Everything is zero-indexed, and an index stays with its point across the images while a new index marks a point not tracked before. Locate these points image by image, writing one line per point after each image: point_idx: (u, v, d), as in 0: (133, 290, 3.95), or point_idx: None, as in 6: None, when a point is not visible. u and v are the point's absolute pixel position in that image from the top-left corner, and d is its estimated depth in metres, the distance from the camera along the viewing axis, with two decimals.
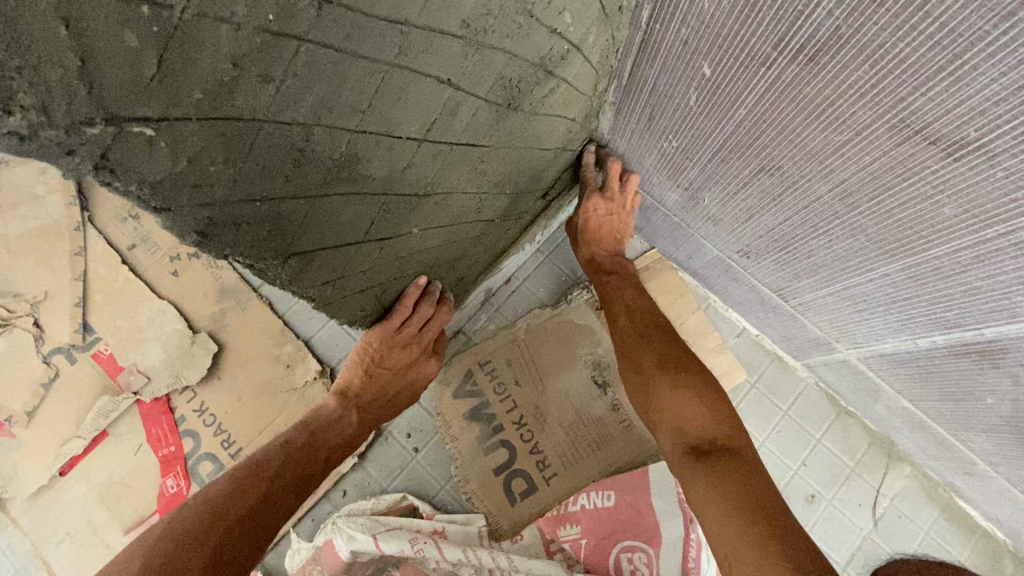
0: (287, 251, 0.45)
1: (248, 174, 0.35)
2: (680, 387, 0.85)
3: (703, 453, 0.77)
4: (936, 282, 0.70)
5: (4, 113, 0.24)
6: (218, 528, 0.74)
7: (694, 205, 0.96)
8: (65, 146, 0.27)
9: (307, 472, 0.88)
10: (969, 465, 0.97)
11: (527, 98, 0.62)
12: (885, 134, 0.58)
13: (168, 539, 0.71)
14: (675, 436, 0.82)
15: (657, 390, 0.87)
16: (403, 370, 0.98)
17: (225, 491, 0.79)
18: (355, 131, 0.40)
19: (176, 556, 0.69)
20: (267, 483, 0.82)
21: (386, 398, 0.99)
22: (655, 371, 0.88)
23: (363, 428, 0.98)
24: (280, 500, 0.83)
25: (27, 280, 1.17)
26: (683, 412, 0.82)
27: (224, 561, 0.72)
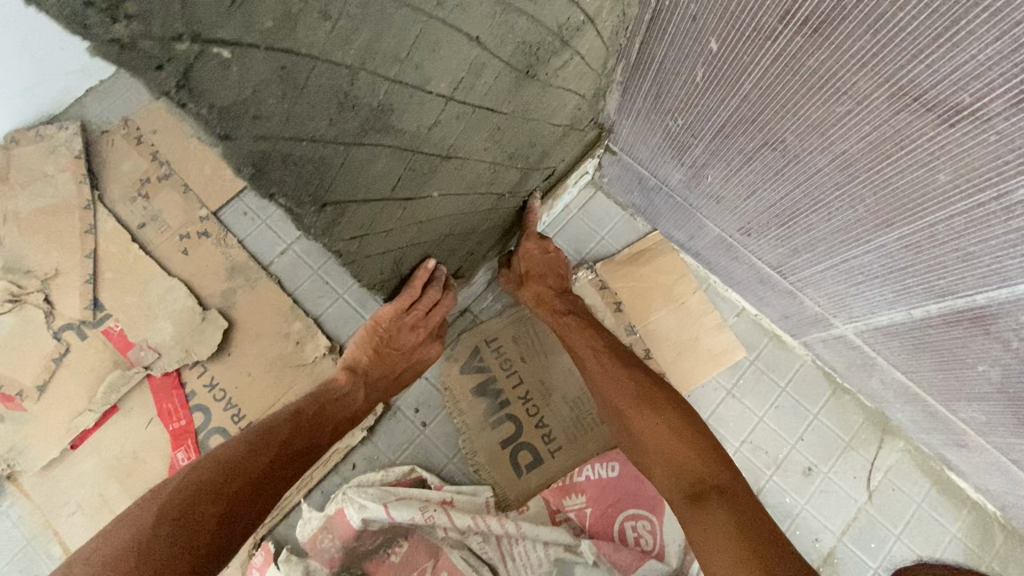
0: (324, 198, 0.47)
1: (298, 113, 0.37)
2: (662, 425, 0.86)
3: (699, 496, 0.78)
4: (931, 249, 0.73)
5: (109, 19, 0.26)
6: (232, 485, 0.76)
7: (697, 183, 0.99)
8: (156, 60, 0.29)
9: (315, 439, 0.90)
10: (961, 436, 1.01)
11: (544, 67, 0.65)
12: (885, 103, 0.61)
13: (183, 489, 0.73)
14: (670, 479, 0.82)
15: (642, 432, 0.87)
16: (410, 352, 0.99)
17: (241, 449, 0.81)
18: (393, 81, 0.43)
19: (192, 508, 0.72)
20: (278, 447, 0.84)
21: (392, 377, 1.01)
22: (636, 413, 0.88)
23: (369, 404, 1.00)
24: (287, 466, 0.84)
25: (37, 257, 1.19)
26: (670, 451, 0.84)
27: (235, 517, 0.74)
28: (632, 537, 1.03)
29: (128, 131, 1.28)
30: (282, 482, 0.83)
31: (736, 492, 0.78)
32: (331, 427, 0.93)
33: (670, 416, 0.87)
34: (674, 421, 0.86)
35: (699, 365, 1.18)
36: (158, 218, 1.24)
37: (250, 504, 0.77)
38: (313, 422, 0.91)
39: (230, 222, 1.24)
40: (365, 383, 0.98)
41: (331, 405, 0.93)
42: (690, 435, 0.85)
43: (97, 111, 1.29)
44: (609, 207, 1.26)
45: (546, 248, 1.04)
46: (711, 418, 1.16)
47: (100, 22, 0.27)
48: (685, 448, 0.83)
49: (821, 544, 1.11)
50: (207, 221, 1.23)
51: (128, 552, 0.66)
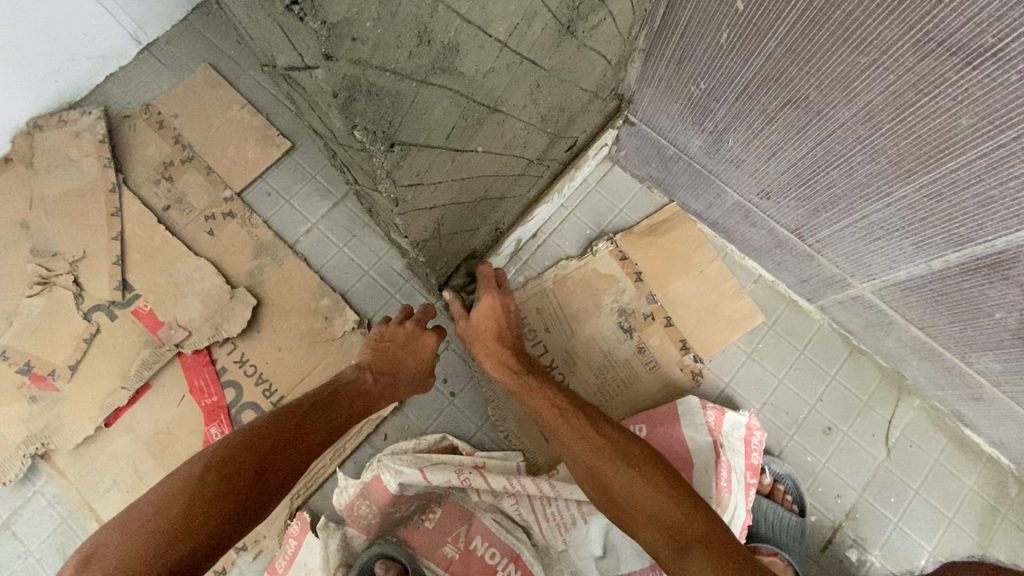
0: (393, 137, 0.49)
1: (387, 40, 0.39)
2: (634, 475, 0.77)
3: (687, 550, 0.68)
4: (951, 196, 0.76)
5: None
6: (263, 447, 0.73)
7: (717, 149, 1.02)
8: None
9: (335, 417, 0.83)
10: (977, 389, 1.04)
11: (582, 24, 0.67)
12: (909, 50, 0.64)
13: (220, 445, 0.71)
14: (653, 537, 0.72)
15: (615, 486, 0.78)
16: (407, 340, 0.97)
17: (268, 419, 0.77)
18: (463, 18, 0.45)
19: (231, 457, 0.70)
20: (303, 412, 0.80)
21: (395, 362, 0.95)
22: (607, 467, 0.79)
23: (381, 387, 0.91)
24: (316, 429, 0.80)
25: (65, 240, 1.20)
26: (646, 501, 0.75)
27: (269, 471, 0.71)
28: None
29: (150, 115, 1.29)
30: (312, 452, 0.78)
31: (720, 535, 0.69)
32: (348, 406, 0.85)
33: (641, 464, 0.79)
34: (645, 468, 0.78)
35: (718, 330, 1.20)
36: (183, 201, 1.26)
37: (282, 466, 0.73)
38: (329, 400, 0.84)
39: (255, 202, 1.26)
40: (367, 369, 0.92)
41: (343, 386, 0.88)
42: (661, 479, 0.77)
43: (119, 97, 1.31)
44: (626, 180, 1.29)
45: (504, 305, 0.98)
46: (732, 382, 1.20)
47: None
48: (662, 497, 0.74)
49: (842, 500, 1.14)
50: (232, 202, 1.25)
51: (167, 511, 0.63)
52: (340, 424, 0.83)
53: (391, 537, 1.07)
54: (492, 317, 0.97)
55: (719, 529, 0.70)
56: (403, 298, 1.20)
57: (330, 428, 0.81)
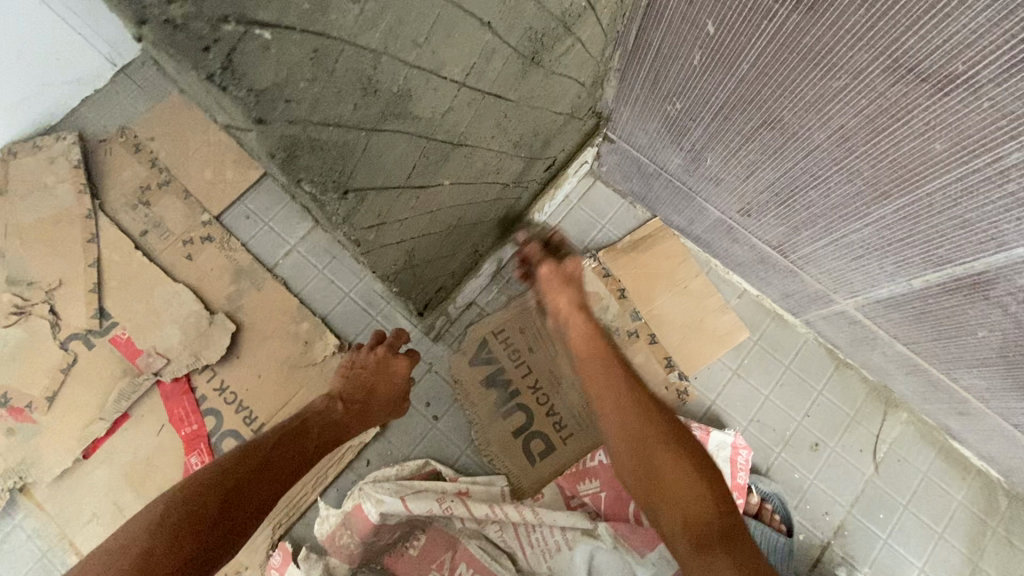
0: (346, 185, 0.48)
1: (325, 98, 0.38)
2: (679, 457, 0.75)
3: (710, 545, 0.69)
4: (928, 218, 0.75)
5: None
6: (228, 483, 0.71)
7: (696, 166, 1.01)
8: (202, 41, 0.29)
9: (301, 450, 0.82)
10: (964, 404, 1.03)
11: (548, 53, 0.66)
12: (880, 76, 0.63)
13: (184, 485, 0.69)
14: (676, 518, 0.72)
15: (655, 461, 0.75)
16: (379, 365, 0.94)
17: (232, 455, 0.75)
18: (411, 66, 0.44)
19: (195, 497, 0.68)
20: (267, 449, 0.78)
21: (366, 389, 0.92)
22: (656, 440, 0.76)
23: (352, 418, 0.89)
24: (283, 465, 0.78)
25: (41, 268, 1.18)
26: (686, 486, 0.72)
27: (235, 508, 0.70)
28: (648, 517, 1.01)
29: (126, 139, 1.28)
30: (279, 486, 0.76)
31: (743, 542, 0.70)
32: (315, 438, 0.84)
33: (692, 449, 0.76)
34: (692, 454, 0.76)
35: (703, 346, 1.20)
36: (160, 225, 1.24)
37: (249, 503, 0.72)
38: (295, 432, 0.83)
39: (233, 225, 1.24)
40: (339, 399, 0.90)
41: (311, 418, 0.86)
42: (704, 469, 0.75)
43: (94, 120, 1.29)
44: (608, 195, 1.28)
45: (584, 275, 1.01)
46: (719, 399, 1.18)
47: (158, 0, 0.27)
48: (701, 485, 0.72)
49: (831, 517, 1.13)
50: (210, 225, 1.23)
51: (129, 552, 0.62)
52: (308, 456, 0.82)
53: (374, 566, 1.04)
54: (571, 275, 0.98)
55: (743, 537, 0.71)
56: (384, 320, 1.19)
57: (297, 461, 0.80)
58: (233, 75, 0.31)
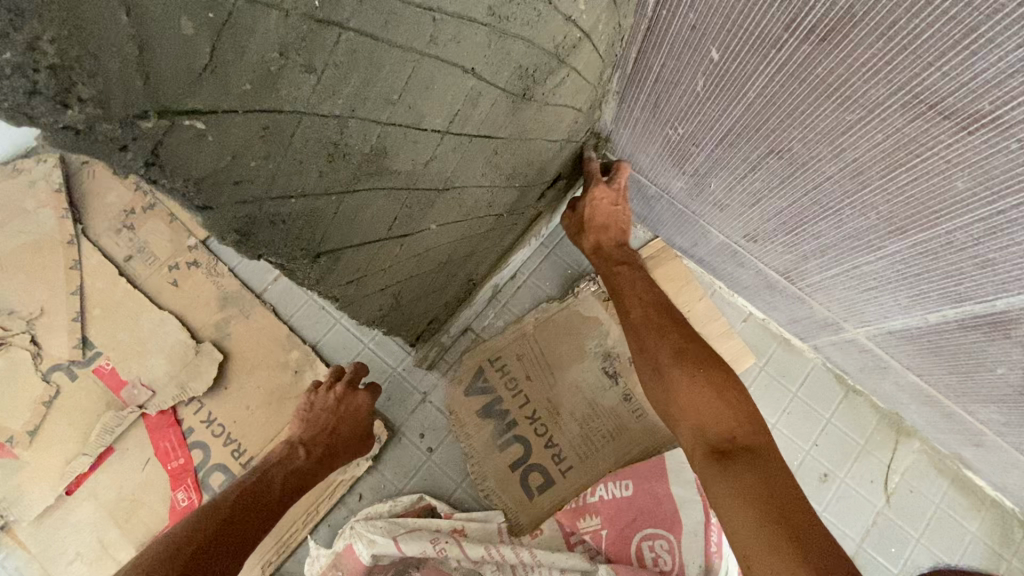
0: (317, 250, 0.44)
1: (283, 171, 0.34)
2: (703, 387, 0.72)
3: (726, 451, 0.65)
4: (948, 256, 0.70)
5: (61, 107, 0.24)
6: (189, 546, 0.72)
7: (699, 191, 0.96)
8: (118, 142, 0.26)
9: (267, 501, 0.85)
10: (979, 436, 0.98)
11: (541, 87, 0.61)
12: (898, 111, 0.58)
13: (141, 560, 0.71)
14: (695, 436, 0.70)
15: (673, 382, 0.75)
16: (338, 403, 0.99)
17: (192, 519, 0.77)
18: (385, 124, 0.40)
19: (158, 566, 0.69)
20: (228, 507, 0.80)
21: (329, 430, 0.96)
22: (673, 371, 0.76)
23: (316, 461, 0.93)
24: (246, 521, 0.81)
25: (21, 296, 1.15)
26: (704, 411, 0.71)
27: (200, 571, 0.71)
28: (650, 558, 1.00)
29: None
30: (244, 544, 0.79)
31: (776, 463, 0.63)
32: (280, 487, 0.88)
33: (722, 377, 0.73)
34: (721, 383, 0.73)
35: None
36: (145, 250, 1.20)
37: (213, 564, 0.73)
38: (259, 483, 0.87)
39: (220, 249, 1.20)
40: (301, 444, 0.94)
41: (275, 467, 0.90)
42: (735, 396, 0.71)
43: None
44: None
45: (613, 200, 0.97)
46: None
47: (50, 111, 0.24)
48: (721, 410, 0.70)
49: None
50: (196, 250, 1.19)
51: None
52: (274, 506, 0.86)
53: None
54: (599, 211, 0.98)
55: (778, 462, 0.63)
56: (376, 348, 1.14)
57: (263, 513, 0.84)
58: (162, 168, 0.29)
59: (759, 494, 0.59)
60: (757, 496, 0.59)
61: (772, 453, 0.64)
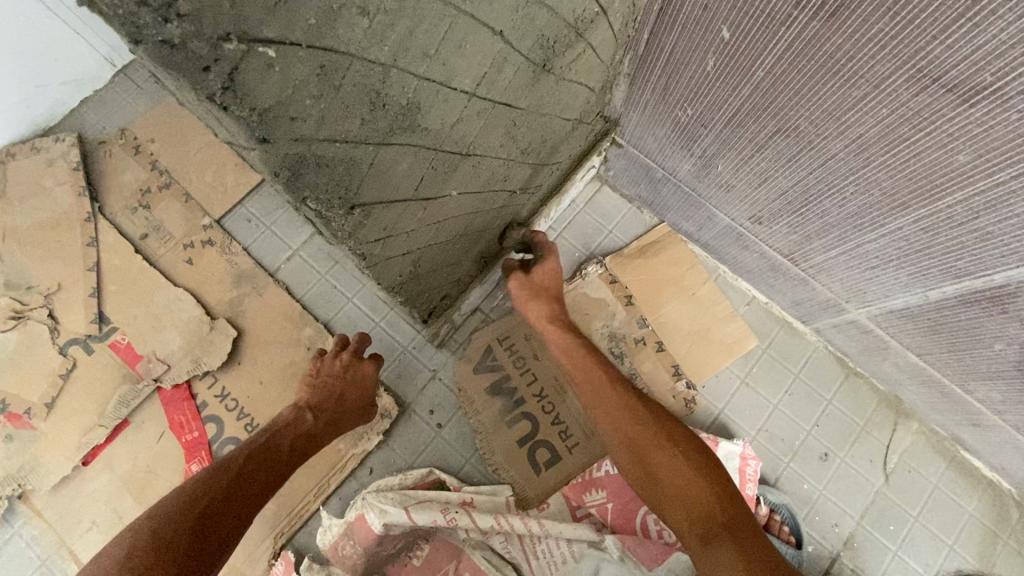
0: (353, 200, 0.47)
1: (332, 114, 0.37)
2: (683, 466, 0.75)
3: (712, 536, 0.69)
4: (948, 231, 0.73)
5: (164, 21, 0.27)
6: (199, 506, 0.76)
7: (706, 173, 0.99)
8: (203, 62, 0.29)
9: (274, 463, 0.87)
10: (976, 416, 1.01)
11: (559, 60, 0.64)
12: (903, 86, 0.61)
13: (151, 515, 0.74)
14: (680, 517, 0.73)
15: (654, 464, 0.77)
16: (345, 371, 0.99)
17: (201, 477, 0.80)
18: (421, 79, 0.42)
19: (165, 524, 0.72)
20: (235, 470, 0.83)
21: (335, 396, 0.97)
22: (652, 449, 0.78)
23: (322, 425, 0.95)
24: (252, 482, 0.83)
25: (39, 272, 1.17)
26: (686, 492, 0.73)
27: (207, 529, 0.74)
28: (655, 530, 1.02)
29: (126, 140, 1.26)
30: (249, 502, 0.82)
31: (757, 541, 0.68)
32: (287, 450, 0.90)
33: (697, 459, 0.76)
34: (696, 459, 0.76)
35: (711, 355, 1.18)
36: (161, 228, 1.22)
37: (222, 524, 0.76)
38: (267, 446, 0.89)
39: (234, 229, 1.23)
40: (308, 408, 0.95)
41: (283, 430, 0.92)
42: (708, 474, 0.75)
43: (94, 121, 1.27)
44: (615, 201, 1.26)
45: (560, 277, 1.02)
46: (727, 409, 1.18)
47: (155, 22, 0.27)
48: (702, 490, 0.73)
49: (840, 529, 1.12)
50: (210, 229, 1.22)
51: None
52: (281, 467, 0.88)
53: None
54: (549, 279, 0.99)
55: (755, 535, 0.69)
56: (387, 327, 1.17)
57: (269, 474, 0.86)
58: (235, 94, 0.31)
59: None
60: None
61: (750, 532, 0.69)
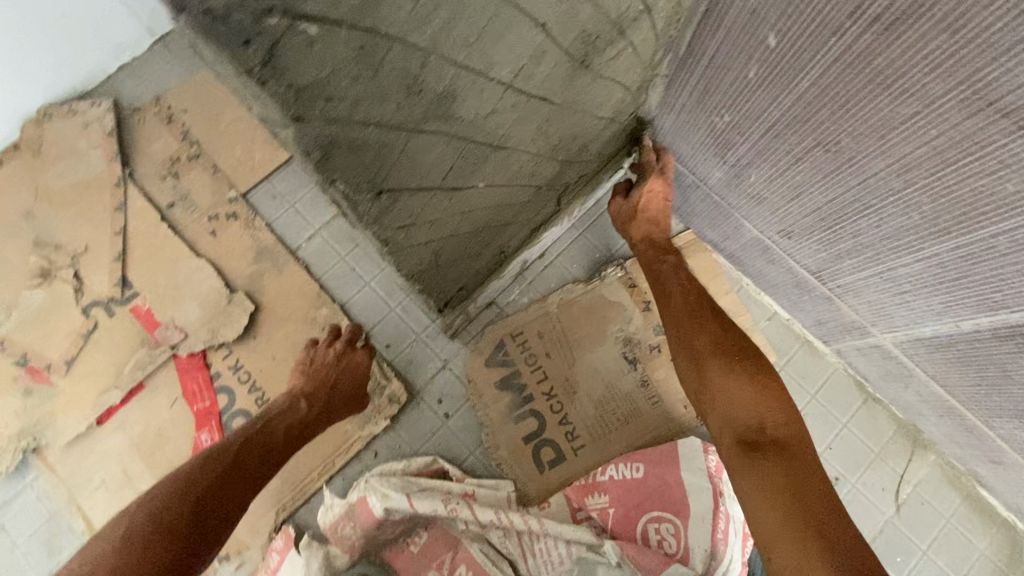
0: (380, 186, 0.46)
1: (368, 97, 0.36)
2: (739, 380, 0.78)
3: (756, 445, 0.70)
4: (989, 261, 0.70)
5: None
6: (195, 492, 0.71)
7: (738, 182, 0.96)
8: (245, 36, 0.29)
9: (269, 450, 0.84)
10: (997, 453, 0.98)
11: (599, 57, 0.62)
12: (956, 107, 0.58)
13: (145, 503, 0.69)
14: (722, 422, 0.76)
15: (712, 378, 0.80)
16: (338, 359, 0.98)
17: (196, 462, 0.76)
18: (460, 67, 0.41)
19: (160, 511, 0.68)
20: (232, 453, 0.78)
21: (330, 384, 0.94)
22: (710, 362, 0.81)
23: (317, 413, 0.91)
24: (247, 469, 0.79)
25: (69, 233, 1.19)
26: (738, 403, 0.76)
27: (206, 518, 0.71)
28: (655, 540, 1.00)
29: (160, 109, 1.28)
30: (249, 488, 0.78)
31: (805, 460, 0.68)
32: (282, 437, 0.86)
33: (762, 381, 0.77)
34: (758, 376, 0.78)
35: None
36: (188, 198, 1.24)
37: (221, 510, 0.72)
38: (262, 433, 0.85)
39: (260, 204, 1.23)
40: (302, 396, 0.92)
41: (276, 417, 0.88)
42: (769, 387, 0.76)
43: (131, 89, 1.29)
44: None
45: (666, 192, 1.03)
46: None
47: None
48: (753, 402, 0.75)
49: None
50: (236, 203, 1.23)
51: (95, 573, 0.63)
52: (276, 455, 0.84)
53: (374, 558, 1.04)
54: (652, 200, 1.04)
55: (801, 458, 0.68)
56: (402, 313, 1.17)
57: (266, 461, 0.82)
58: (273, 70, 0.31)
59: (782, 488, 0.65)
60: (783, 493, 0.65)
61: (800, 449, 0.69)
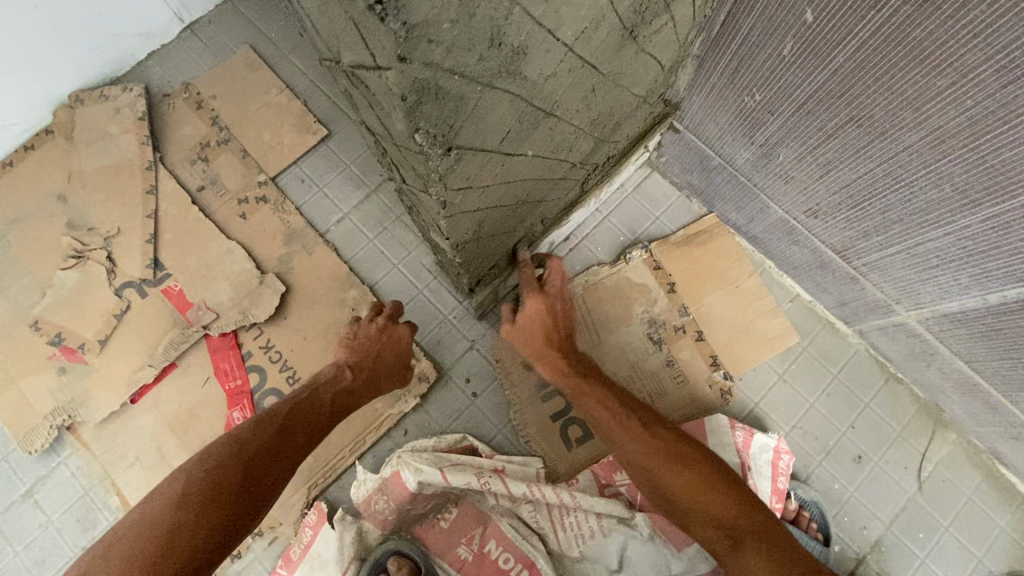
0: (451, 141, 0.48)
1: (459, 43, 0.38)
2: (697, 481, 0.81)
3: (739, 543, 0.77)
4: (1019, 230, 0.72)
5: None
6: (246, 455, 0.76)
7: (766, 162, 0.98)
8: None
9: (315, 418, 0.86)
10: (1019, 429, 1.00)
11: (645, 29, 0.64)
12: (993, 75, 0.60)
13: (200, 462, 0.74)
14: (711, 534, 0.80)
15: (673, 488, 0.82)
16: (380, 333, 0.98)
17: (246, 425, 0.80)
18: (535, 23, 0.43)
19: (214, 471, 0.73)
20: (279, 420, 0.82)
21: (373, 357, 0.95)
22: (665, 470, 0.82)
23: (362, 384, 0.93)
24: (294, 435, 0.83)
25: (101, 215, 1.21)
26: (708, 503, 0.80)
27: (256, 478, 0.75)
28: None
29: (189, 94, 1.30)
30: (295, 452, 0.82)
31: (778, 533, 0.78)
32: (328, 406, 0.88)
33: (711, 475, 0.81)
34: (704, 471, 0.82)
35: (751, 349, 1.18)
36: (217, 182, 1.25)
37: (268, 476, 0.76)
38: (308, 402, 0.87)
39: (289, 188, 1.26)
40: (346, 366, 0.93)
41: (322, 387, 0.90)
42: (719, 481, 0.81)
43: (161, 76, 1.31)
44: (664, 188, 1.26)
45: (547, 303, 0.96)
46: (762, 403, 1.17)
47: None
48: (719, 501, 0.79)
49: (868, 532, 1.11)
50: (265, 186, 1.25)
51: (156, 528, 0.67)
52: (321, 424, 0.87)
53: (405, 533, 1.05)
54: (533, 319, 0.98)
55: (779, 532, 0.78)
56: (430, 294, 1.19)
57: (312, 429, 0.85)
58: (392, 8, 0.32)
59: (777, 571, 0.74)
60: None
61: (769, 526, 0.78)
